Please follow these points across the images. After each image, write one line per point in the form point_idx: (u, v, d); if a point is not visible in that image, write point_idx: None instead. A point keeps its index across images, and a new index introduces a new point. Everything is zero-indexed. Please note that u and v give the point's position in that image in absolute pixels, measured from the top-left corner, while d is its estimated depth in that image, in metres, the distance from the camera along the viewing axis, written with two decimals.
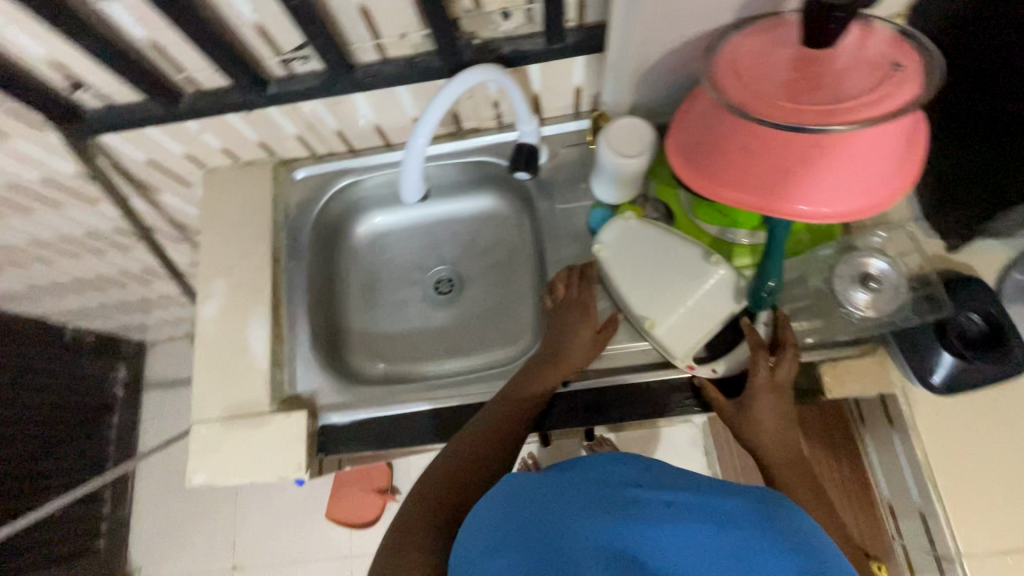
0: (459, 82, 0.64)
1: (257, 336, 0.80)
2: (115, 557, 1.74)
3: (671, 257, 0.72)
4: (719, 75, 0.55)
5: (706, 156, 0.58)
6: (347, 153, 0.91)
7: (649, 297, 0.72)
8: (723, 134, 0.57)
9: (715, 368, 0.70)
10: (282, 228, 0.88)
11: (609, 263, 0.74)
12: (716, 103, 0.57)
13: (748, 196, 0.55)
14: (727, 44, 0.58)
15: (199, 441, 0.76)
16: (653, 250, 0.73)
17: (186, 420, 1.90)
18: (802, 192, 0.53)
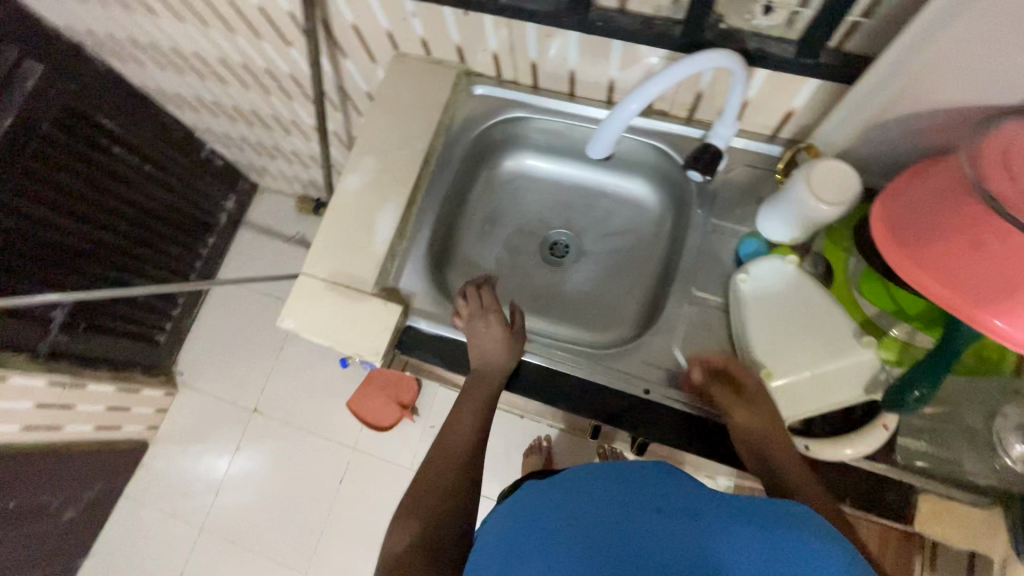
0: (693, 62, 0.59)
1: (385, 223, 0.83)
2: (167, 355, 1.93)
3: (817, 319, 0.67)
4: (983, 155, 0.49)
5: (917, 230, 0.54)
6: (528, 87, 0.90)
7: (777, 349, 0.68)
8: (949, 215, 0.51)
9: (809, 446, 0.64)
10: (442, 134, 0.90)
11: (750, 300, 0.72)
12: (961, 181, 0.51)
13: (942, 289, 0.51)
14: (1004, 124, 0.51)
15: (302, 292, 0.80)
16: (800, 305, 0.69)
17: (265, 268, 2.05)
18: (1008, 311, 0.48)
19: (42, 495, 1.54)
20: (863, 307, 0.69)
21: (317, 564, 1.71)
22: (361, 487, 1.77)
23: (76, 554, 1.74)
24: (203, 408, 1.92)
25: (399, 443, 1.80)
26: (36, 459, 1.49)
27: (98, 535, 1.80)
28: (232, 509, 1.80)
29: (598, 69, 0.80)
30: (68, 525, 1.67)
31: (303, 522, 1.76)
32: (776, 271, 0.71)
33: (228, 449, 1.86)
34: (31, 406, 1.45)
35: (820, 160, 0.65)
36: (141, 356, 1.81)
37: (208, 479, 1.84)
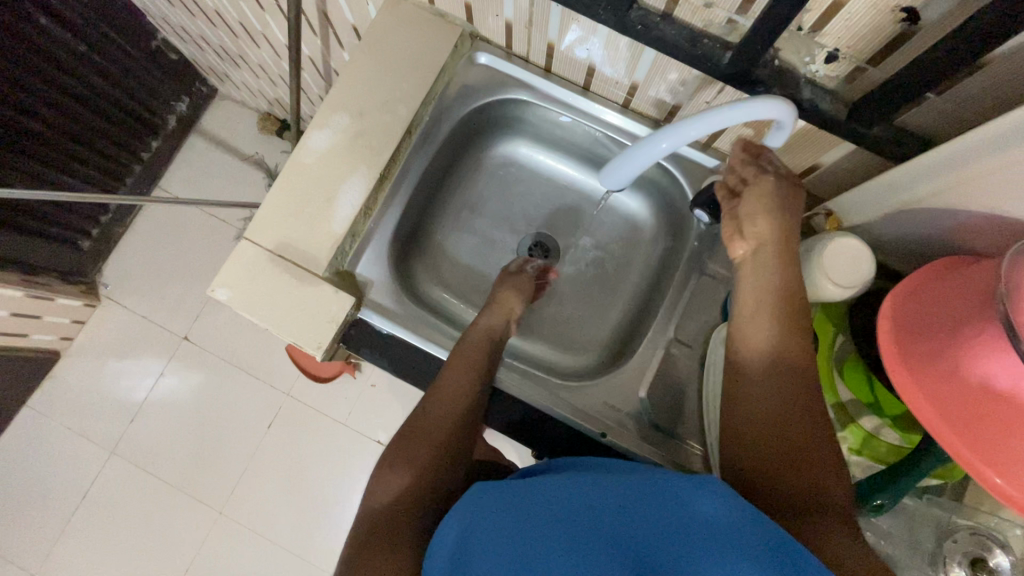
0: (749, 111, 0.49)
1: (349, 197, 0.72)
2: (91, 262, 1.75)
3: None
4: (922, 302, 0.48)
5: (912, 355, 0.47)
6: (538, 69, 0.79)
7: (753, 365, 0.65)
8: (927, 344, 0.46)
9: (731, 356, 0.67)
10: (432, 102, 0.78)
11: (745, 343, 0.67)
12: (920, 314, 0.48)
13: (941, 423, 0.43)
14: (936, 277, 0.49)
15: (241, 259, 0.70)
16: None
17: (213, 185, 1.85)
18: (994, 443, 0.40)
19: None
20: (839, 390, 0.64)
21: (234, 504, 1.67)
22: (289, 434, 1.71)
23: None
24: (127, 325, 1.77)
25: (338, 396, 1.74)
26: None
27: None
28: (148, 436, 1.71)
29: (623, 69, 0.70)
30: None
31: (224, 460, 1.69)
32: None
33: (151, 372, 1.74)
34: None
35: (839, 240, 0.59)
36: (61, 260, 1.65)
37: (126, 402, 1.72)
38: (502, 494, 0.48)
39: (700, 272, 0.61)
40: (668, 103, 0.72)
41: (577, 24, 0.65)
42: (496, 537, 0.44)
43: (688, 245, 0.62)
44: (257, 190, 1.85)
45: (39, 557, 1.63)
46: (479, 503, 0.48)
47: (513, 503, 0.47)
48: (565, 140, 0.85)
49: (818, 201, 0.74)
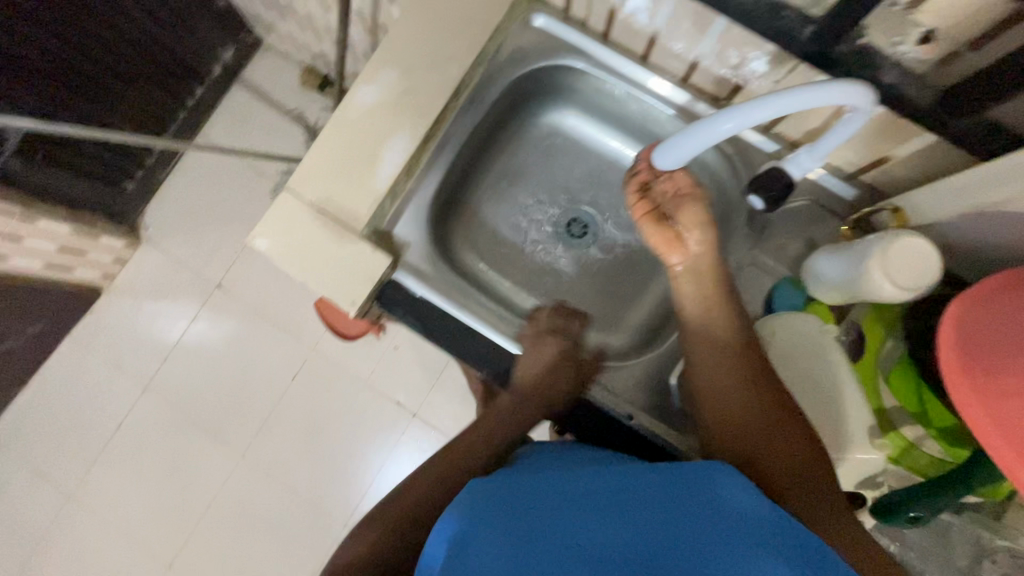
0: (826, 93, 0.45)
1: (393, 155, 0.71)
2: (134, 204, 1.80)
3: (811, 353, 0.63)
4: (991, 306, 0.46)
5: (974, 361, 0.44)
6: (596, 36, 0.75)
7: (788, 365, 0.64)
8: (992, 353, 0.43)
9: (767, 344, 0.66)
10: (484, 63, 0.75)
11: (781, 339, 0.65)
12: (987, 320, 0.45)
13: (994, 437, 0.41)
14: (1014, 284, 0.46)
15: (282, 210, 0.70)
16: (802, 347, 0.64)
17: (253, 136, 1.86)
18: None
19: None
20: (883, 395, 0.62)
21: (256, 448, 1.73)
22: (312, 387, 1.76)
23: (14, 384, 1.71)
24: (165, 269, 1.82)
25: (361, 355, 1.77)
26: None
27: (38, 368, 1.76)
28: (179, 375, 1.77)
29: (688, 38, 0.66)
30: (7, 355, 1.62)
31: (249, 406, 1.75)
32: (805, 332, 0.64)
33: (185, 315, 1.80)
34: None
35: (904, 239, 0.55)
36: (105, 199, 1.69)
37: (160, 341, 1.79)
38: (491, 491, 0.47)
39: (685, 246, 0.65)
40: (733, 80, 0.68)
41: None
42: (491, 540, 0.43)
43: (677, 220, 0.66)
44: (296, 144, 1.86)
45: (75, 477, 1.73)
46: (473, 505, 0.46)
47: (511, 506, 0.45)
48: (616, 113, 0.82)
49: (881, 195, 0.69)
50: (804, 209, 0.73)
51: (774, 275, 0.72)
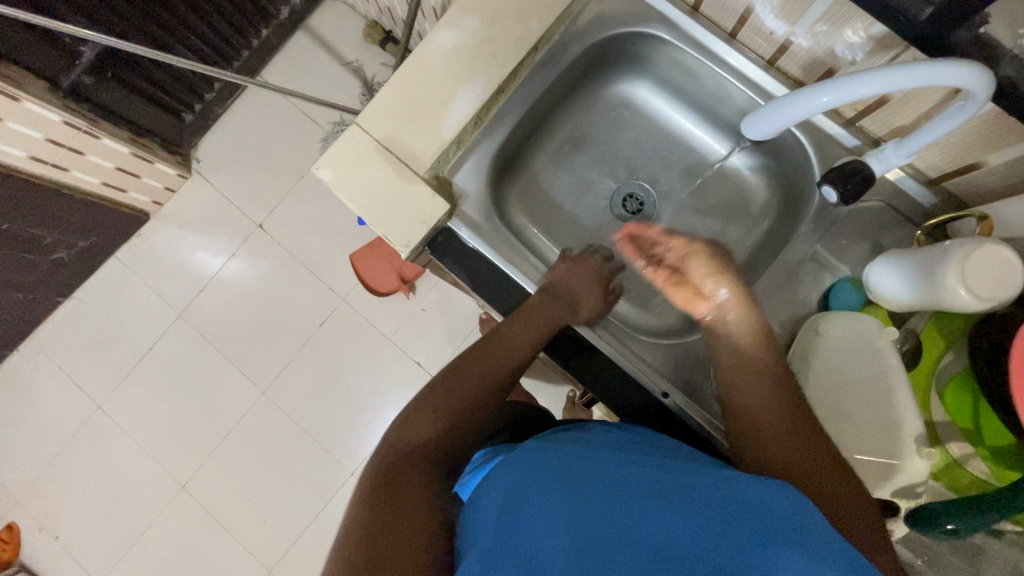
0: (930, 70, 0.44)
1: (464, 102, 0.71)
2: (189, 135, 1.84)
3: (863, 357, 0.61)
4: None
5: None
6: (685, 6, 0.73)
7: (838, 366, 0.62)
8: None
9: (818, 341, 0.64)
10: (566, 21, 0.74)
11: (834, 340, 0.63)
12: None
13: None
14: None
15: (349, 143, 0.71)
16: (855, 350, 0.62)
17: (309, 83, 1.88)
18: None
19: (38, 227, 1.54)
20: (933, 409, 0.61)
21: (277, 386, 1.78)
22: (337, 336, 1.79)
23: (59, 293, 1.78)
24: (210, 202, 1.86)
25: (388, 312, 1.80)
26: (32, 193, 1.45)
27: (82, 282, 1.83)
28: (212, 308, 1.83)
29: (784, 16, 0.64)
30: (56, 263, 1.69)
31: (274, 347, 1.80)
32: (863, 334, 0.62)
33: (224, 251, 1.85)
34: (39, 137, 1.39)
35: (987, 244, 0.53)
36: (163, 127, 1.73)
37: (198, 272, 1.84)
38: (536, 461, 0.50)
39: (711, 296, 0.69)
40: (825, 65, 0.66)
41: None
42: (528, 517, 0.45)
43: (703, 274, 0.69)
44: (350, 96, 1.87)
45: (105, 391, 1.81)
46: (521, 469, 0.50)
47: (553, 472, 0.48)
48: (691, 90, 0.80)
49: (961, 204, 0.67)
50: (877, 211, 0.69)
51: (835, 274, 0.70)
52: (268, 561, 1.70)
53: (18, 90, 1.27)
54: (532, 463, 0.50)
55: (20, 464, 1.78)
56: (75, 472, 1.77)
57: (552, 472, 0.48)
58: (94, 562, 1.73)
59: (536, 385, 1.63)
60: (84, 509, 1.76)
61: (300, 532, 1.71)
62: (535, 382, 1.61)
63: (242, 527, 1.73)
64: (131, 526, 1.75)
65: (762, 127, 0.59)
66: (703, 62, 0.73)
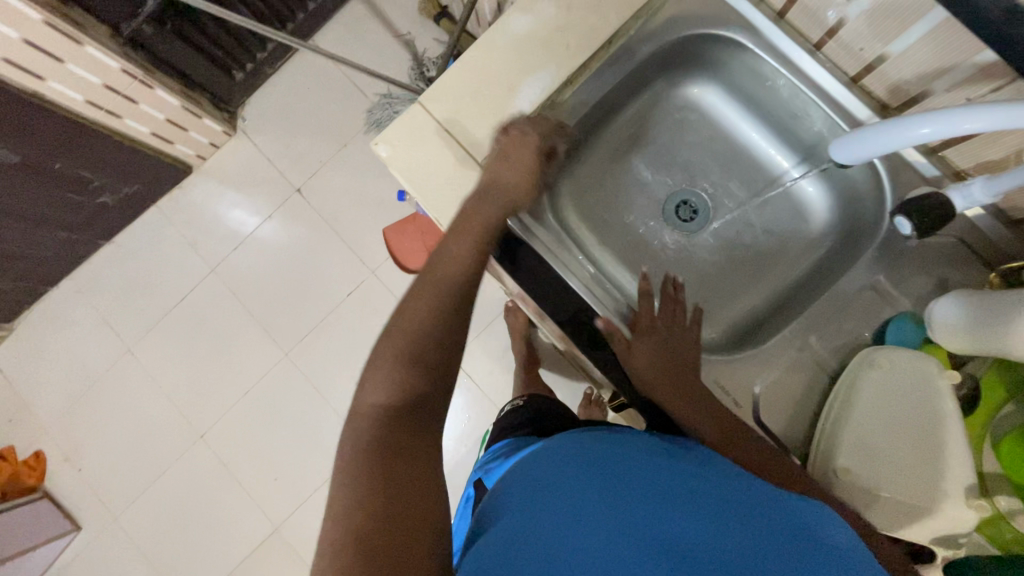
0: None
1: (532, 90, 0.70)
2: (238, 92, 1.86)
3: (916, 401, 0.59)
4: None
5: None
6: (770, 12, 0.70)
7: (887, 405, 0.60)
8: None
9: (867, 372, 0.62)
10: (644, 16, 0.71)
11: (889, 378, 0.61)
12: None
13: None
14: None
15: (412, 121, 0.71)
16: (908, 393, 0.60)
17: (360, 52, 1.87)
18: None
19: (86, 170, 1.57)
20: (985, 459, 0.59)
21: (300, 350, 1.81)
22: (363, 307, 1.81)
23: (101, 236, 1.83)
24: (252, 162, 1.88)
25: None
26: (84, 135, 1.48)
27: (123, 227, 1.87)
28: (245, 266, 1.86)
29: (880, 33, 0.61)
30: (101, 207, 1.73)
31: (301, 311, 1.82)
32: (923, 377, 0.60)
33: (262, 211, 1.87)
34: (96, 82, 1.41)
35: None
36: (215, 83, 1.75)
37: (234, 230, 1.87)
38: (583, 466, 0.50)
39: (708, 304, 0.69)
40: (915, 89, 0.62)
41: None
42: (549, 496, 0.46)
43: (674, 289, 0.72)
44: (400, 69, 1.86)
45: (136, 335, 1.86)
46: (565, 466, 0.50)
47: (598, 473, 0.49)
48: (762, 101, 0.77)
49: None
50: (946, 246, 0.66)
51: (894, 307, 0.67)
52: (275, 517, 1.75)
53: (80, 33, 1.29)
54: (550, 457, 0.53)
55: (52, 395, 1.85)
56: (101, 410, 1.84)
57: (585, 470, 0.49)
58: (111, 497, 1.80)
59: (554, 379, 1.62)
60: (107, 446, 1.82)
61: (309, 494, 1.75)
62: (554, 376, 1.61)
63: (254, 481, 1.77)
64: (149, 468, 1.81)
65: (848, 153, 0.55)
66: (781, 73, 0.70)
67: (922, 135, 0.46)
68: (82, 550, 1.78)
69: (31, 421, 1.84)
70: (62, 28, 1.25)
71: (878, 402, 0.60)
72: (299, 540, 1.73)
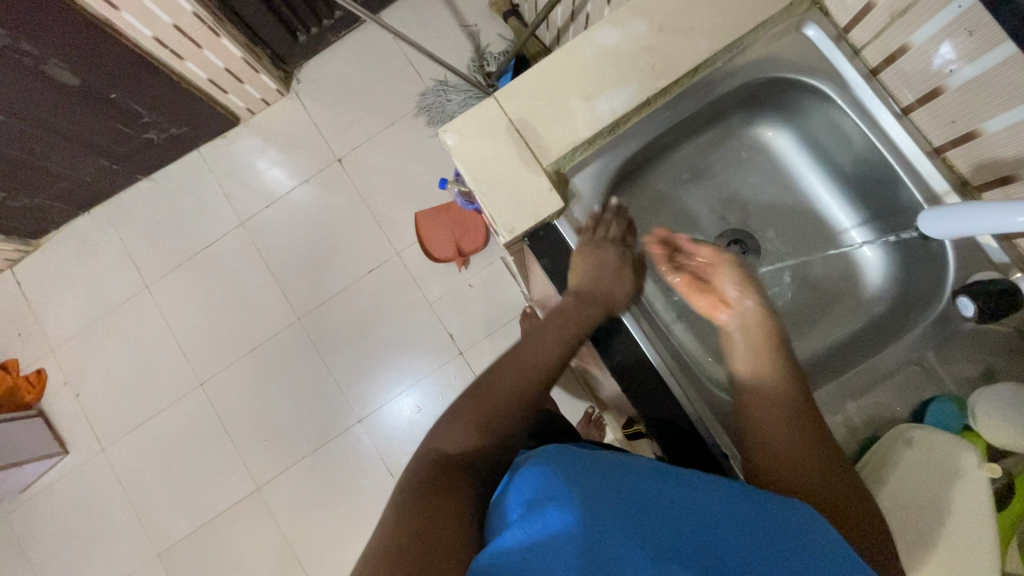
0: None
1: (609, 104, 0.69)
2: (298, 54, 1.87)
3: (941, 486, 0.58)
4: None
5: None
6: (862, 68, 0.69)
7: (911, 485, 0.59)
8: None
9: (907, 441, 0.60)
10: (733, 52, 0.71)
11: (922, 458, 0.59)
12: None
13: None
14: None
15: (483, 114, 0.70)
16: (936, 478, 0.59)
17: (423, 34, 1.87)
18: None
19: (139, 104, 1.59)
20: (1007, 555, 0.59)
21: (313, 317, 1.82)
22: (382, 286, 1.81)
23: (139, 170, 1.84)
24: (300, 124, 1.89)
25: (436, 277, 1.80)
26: (142, 68, 1.49)
27: (163, 165, 1.89)
28: (274, 225, 1.86)
29: (979, 108, 0.59)
30: (145, 143, 1.74)
31: (321, 278, 1.83)
32: (959, 464, 0.59)
33: (300, 174, 1.88)
34: (168, 23, 1.41)
35: None
36: (278, 40, 1.76)
37: (269, 188, 1.88)
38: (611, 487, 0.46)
39: (732, 301, 0.66)
40: (1002, 170, 0.60)
41: (971, 33, 0.55)
42: (563, 476, 0.46)
43: (715, 283, 0.68)
44: (459, 59, 1.86)
45: (155, 274, 1.87)
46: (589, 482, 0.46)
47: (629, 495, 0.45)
48: (835, 156, 0.76)
49: None
50: (1001, 336, 0.65)
51: (939, 388, 0.65)
52: (259, 477, 1.75)
53: None
54: (581, 473, 0.47)
55: (63, 318, 1.87)
56: (109, 341, 1.85)
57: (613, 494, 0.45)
58: (104, 428, 1.81)
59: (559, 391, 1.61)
60: (108, 377, 1.83)
61: (296, 460, 1.75)
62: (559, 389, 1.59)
63: (244, 438, 1.78)
64: (145, 405, 1.82)
65: (935, 226, 0.52)
66: (862, 132, 0.69)
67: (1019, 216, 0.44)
68: (67, 473, 1.79)
69: (40, 339, 1.86)
70: None
71: (906, 481, 0.59)
72: (278, 504, 1.73)
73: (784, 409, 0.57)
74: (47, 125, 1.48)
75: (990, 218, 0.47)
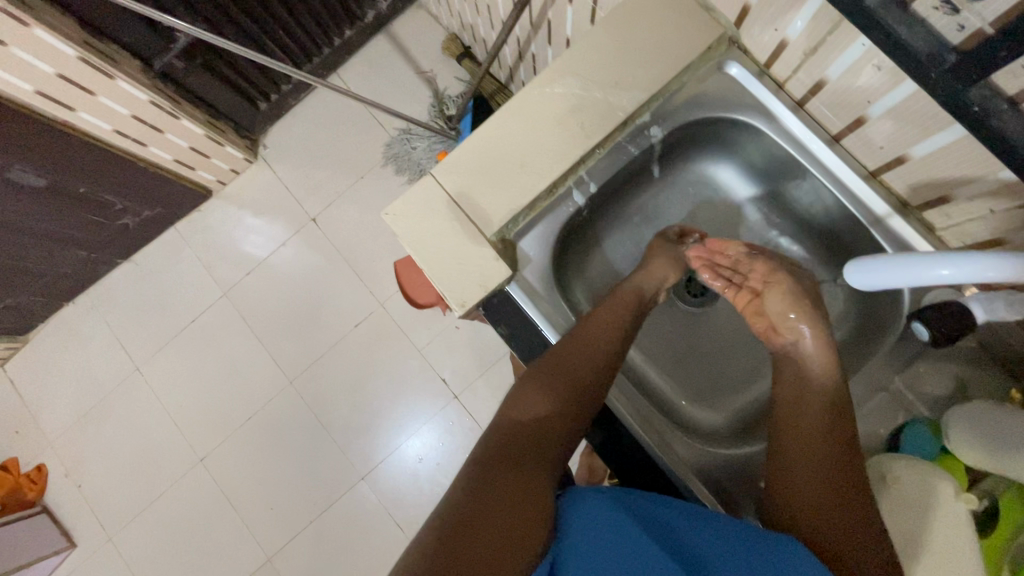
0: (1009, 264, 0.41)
1: (544, 168, 0.70)
2: (261, 122, 1.90)
3: (922, 521, 0.57)
4: None
5: None
6: (789, 101, 0.69)
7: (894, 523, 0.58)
8: None
9: (890, 477, 0.60)
10: (660, 100, 0.71)
11: (898, 494, 0.59)
12: None
13: None
14: None
15: (424, 191, 0.71)
16: (915, 514, 0.57)
17: (381, 87, 1.90)
18: None
19: (110, 194, 1.61)
20: None
21: (305, 378, 1.81)
22: (370, 338, 1.81)
23: (119, 255, 1.86)
24: (271, 189, 1.91)
25: (422, 323, 1.80)
26: (108, 160, 1.52)
27: (142, 247, 1.91)
28: (258, 291, 1.87)
29: (902, 135, 0.59)
30: (121, 228, 1.76)
31: (309, 338, 1.83)
32: (938, 496, 0.57)
33: (278, 237, 1.89)
34: (126, 113, 1.45)
35: None
36: (240, 113, 1.79)
37: (247, 255, 1.89)
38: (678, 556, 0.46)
39: (784, 335, 0.66)
40: (935, 192, 0.61)
41: (880, 69, 0.55)
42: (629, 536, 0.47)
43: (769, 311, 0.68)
44: (419, 106, 1.88)
45: (143, 354, 1.88)
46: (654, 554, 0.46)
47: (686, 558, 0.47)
48: (776, 183, 0.76)
49: None
50: (963, 353, 0.64)
51: (908, 412, 0.65)
52: (268, 547, 1.73)
53: (113, 68, 1.32)
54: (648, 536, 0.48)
55: (58, 410, 1.87)
56: (106, 428, 1.85)
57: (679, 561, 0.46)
58: (109, 517, 1.80)
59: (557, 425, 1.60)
60: (109, 465, 1.83)
61: (305, 524, 1.73)
62: None
63: (249, 510, 1.76)
64: (148, 488, 1.81)
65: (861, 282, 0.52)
66: (798, 161, 0.70)
67: (937, 274, 0.46)
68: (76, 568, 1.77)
69: (37, 435, 1.86)
70: (96, 64, 1.29)
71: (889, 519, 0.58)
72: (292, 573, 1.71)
73: (824, 416, 0.58)
74: (24, 228, 1.51)
75: (908, 274, 0.48)
